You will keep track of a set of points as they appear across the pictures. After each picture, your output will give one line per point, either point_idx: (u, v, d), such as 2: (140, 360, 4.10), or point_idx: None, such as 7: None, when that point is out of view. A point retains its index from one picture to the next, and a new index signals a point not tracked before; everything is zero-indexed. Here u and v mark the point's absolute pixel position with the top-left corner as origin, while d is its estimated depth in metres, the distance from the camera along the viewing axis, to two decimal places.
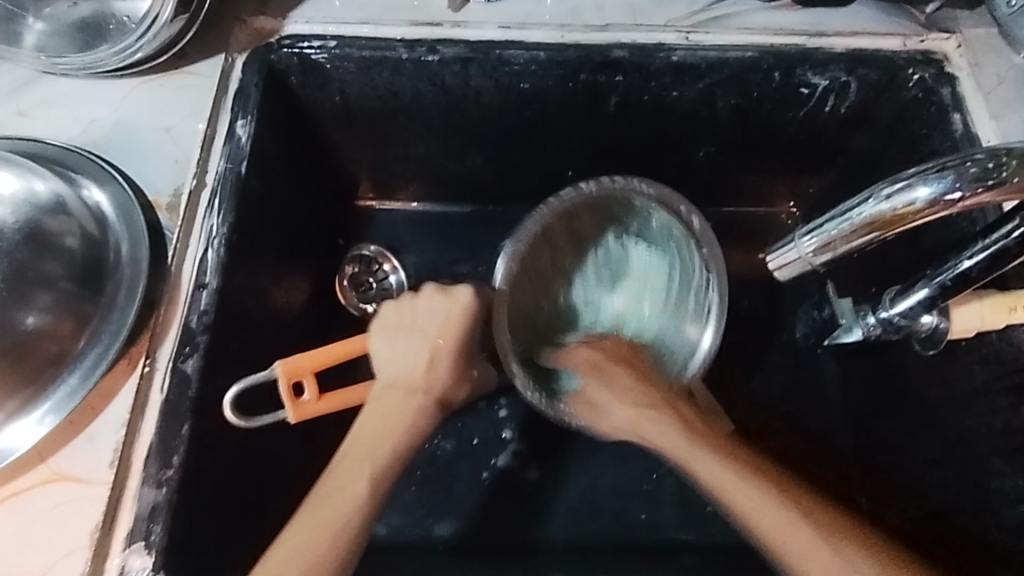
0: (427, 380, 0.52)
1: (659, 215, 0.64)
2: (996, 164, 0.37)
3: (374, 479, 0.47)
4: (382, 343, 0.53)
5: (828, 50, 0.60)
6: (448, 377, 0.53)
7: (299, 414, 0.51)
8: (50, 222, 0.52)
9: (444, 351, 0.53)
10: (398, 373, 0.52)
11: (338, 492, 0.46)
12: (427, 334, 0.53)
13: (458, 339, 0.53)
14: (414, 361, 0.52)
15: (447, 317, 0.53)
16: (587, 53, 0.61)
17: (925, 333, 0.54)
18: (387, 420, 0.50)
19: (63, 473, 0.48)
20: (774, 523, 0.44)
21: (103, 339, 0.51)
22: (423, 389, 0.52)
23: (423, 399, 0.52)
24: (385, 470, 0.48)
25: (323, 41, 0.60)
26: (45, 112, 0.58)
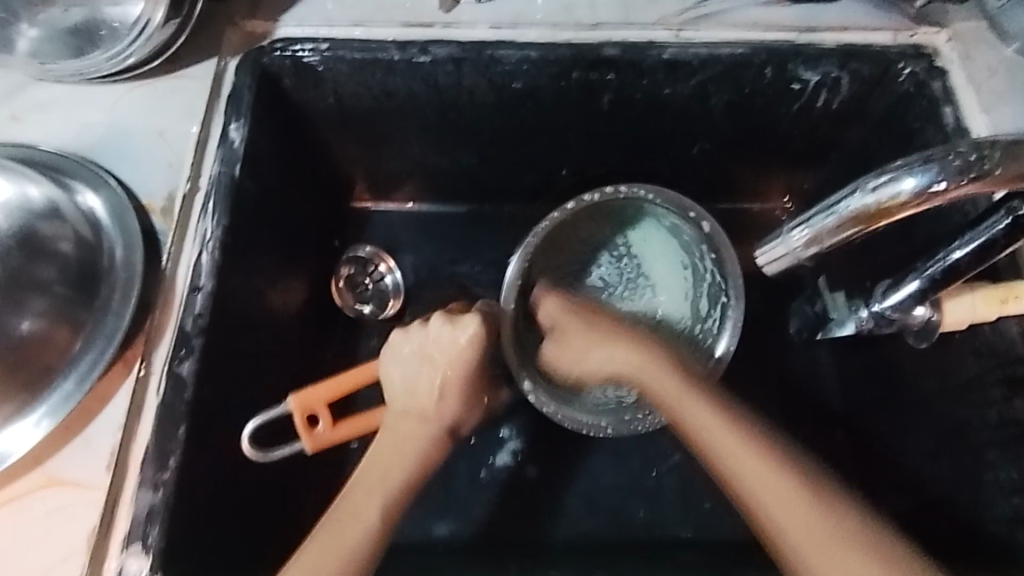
0: (439, 409, 0.53)
1: (666, 218, 0.65)
2: (979, 157, 0.38)
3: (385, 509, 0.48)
4: (395, 370, 0.53)
5: (819, 45, 0.60)
6: (462, 406, 0.53)
7: (316, 444, 0.54)
8: (44, 227, 0.53)
9: (456, 381, 0.52)
10: (413, 404, 0.52)
11: (348, 520, 0.47)
12: (440, 364, 0.52)
13: (473, 364, 0.53)
14: (428, 392, 0.52)
15: (458, 349, 0.52)
16: (579, 52, 0.61)
17: (918, 327, 0.53)
18: (401, 448, 0.51)
19: (60, 476, 0.48)
20: (779, 511, 0.43)
21: (98, 343, 0.51)
22: (435, 419, 0.52)
23: (438, 429, 0.52)
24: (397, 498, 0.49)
25: (315, 43, 0.61)
26: (39, 118, 0.58)
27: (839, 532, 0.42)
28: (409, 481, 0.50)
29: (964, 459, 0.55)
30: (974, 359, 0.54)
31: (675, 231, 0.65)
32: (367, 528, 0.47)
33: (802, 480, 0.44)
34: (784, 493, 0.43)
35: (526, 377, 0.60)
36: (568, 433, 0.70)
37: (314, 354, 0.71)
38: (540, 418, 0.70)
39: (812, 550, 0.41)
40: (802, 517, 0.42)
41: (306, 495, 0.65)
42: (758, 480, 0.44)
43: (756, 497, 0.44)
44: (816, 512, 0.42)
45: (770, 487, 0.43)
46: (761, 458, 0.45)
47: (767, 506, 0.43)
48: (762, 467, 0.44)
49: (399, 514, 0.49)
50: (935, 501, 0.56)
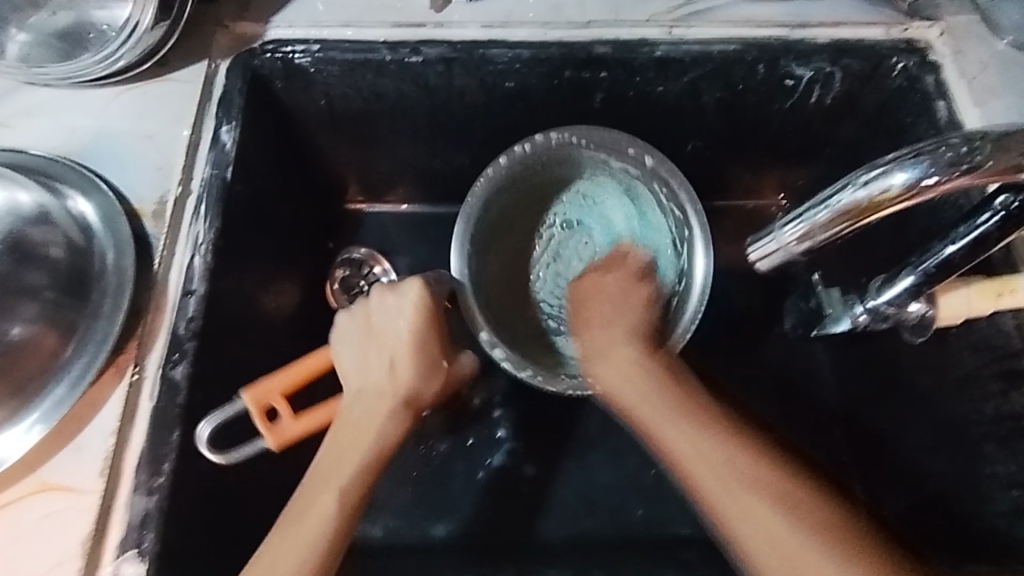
0: (396, 383, 0.52)
1: (614, 163, 0.63)
2: (970, 149, 0.38)
3: (343, 495, 0.47)
4: (347, 347, 0.53)
5: (812, 41, 0.60)
6: (418, 375, 0.53)
7: (277, 440, 0.51)
8: (34, 232, 0.52)
9: (413, 348, 0.53)
10: (366, 382, 0.52)
11: (306, 511, 0.46)
12: (389, 333, 0.53)
13: (421, 332, 0.53)
14: (380, 364, 0.52)
15: (400, 311, 0.53)
16: (571, 51, 0.61)
17: (914, 321, 0.54)
18: (363, 426, 0.50)
19: (53, 483, 0.47)
20: (763, 531, 0.42)
21: (89, 348, 0.51)
22: (391, 392, 0.52)
23: (397, 404, 0.51)
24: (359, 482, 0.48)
25: (306, 45, 0.60)
26: (27, 122, 0.58)
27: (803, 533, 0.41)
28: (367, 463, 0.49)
29: (961, 452, 0.55)
30: (971, 353, 0.54)
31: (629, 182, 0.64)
32: (326, 520, 0.45)
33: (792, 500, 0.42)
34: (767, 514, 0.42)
35: (495, 347, 0.59)
36: (565, 433, 0.70)
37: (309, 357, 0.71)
38: (537, 419, 0.70)
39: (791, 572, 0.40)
40: (766, 514, 0.42)
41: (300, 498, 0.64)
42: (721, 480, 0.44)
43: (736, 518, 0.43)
44: (803, 534, 0.41)
45: (733, 480, 0.43)
46: (728, 459, 0.44)
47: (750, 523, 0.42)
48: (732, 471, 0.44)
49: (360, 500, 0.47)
50: (934, 496, 0.56)
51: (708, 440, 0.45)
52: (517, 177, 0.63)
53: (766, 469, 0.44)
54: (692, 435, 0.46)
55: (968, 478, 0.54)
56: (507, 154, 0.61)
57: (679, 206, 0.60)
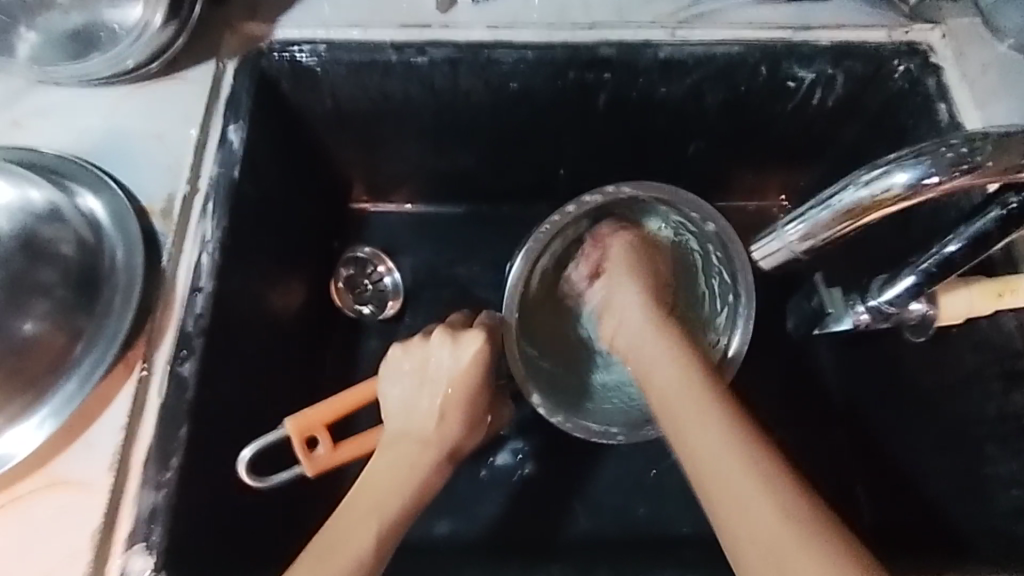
0: (443, 431, 0.51)
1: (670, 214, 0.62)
2: (971, 149, 0.38)
3: (377, 540, 0.46)
4: (393, 387, 0.52)
5: (814, 43, 0.61)
6: (462, 426, 0.52)
7: (316, 469, 0.53)
8: (44, 230, 0.53)
9: (457, 399, 0.52)
10: (411, 425, 0.51)
11: (340, 548, 0.45)
12: (440, 381, 0.52)
13: (471, 383, 0.52)
14: (428, 410, 0.51)
15: (459, 361, 0.51)
16: (575, 52, 0.61)
17: (916, 321, 0.54)
18: (399, 472, 0.49)
19: (63, 477, 0.48)
20: (747, 515, 0.39)
21: (100, 344, 0.51)
22: (436, 442, 0.51)
23: (439, 453, 0.51)
24: (392, 526, 0.47)
25: (313, 45, 0.61)
26: (38, 121, 0.59)
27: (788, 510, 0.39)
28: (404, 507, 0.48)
29: (961, 452, 0.55)
30: (972, 353, 0.54)
31: (678, 241, 0.64)
32: (356, 560, 0.44)
33: (783, 478, 0.40)
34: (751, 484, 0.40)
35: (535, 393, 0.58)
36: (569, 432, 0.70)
37: (315, 356, 0.71)
38: (541, 418, 0.70)
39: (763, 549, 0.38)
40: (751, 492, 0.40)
41: (306, 496, 0.65)
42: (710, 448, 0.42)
43: (721, 488, 0.41)
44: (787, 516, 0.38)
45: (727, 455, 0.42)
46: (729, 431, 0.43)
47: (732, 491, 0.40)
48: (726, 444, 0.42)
49: (393, 539, 0.47)
50: (934, 496, 0.57)
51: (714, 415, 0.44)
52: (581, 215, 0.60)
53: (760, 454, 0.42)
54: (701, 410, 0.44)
55: (969, 477, 0.54)
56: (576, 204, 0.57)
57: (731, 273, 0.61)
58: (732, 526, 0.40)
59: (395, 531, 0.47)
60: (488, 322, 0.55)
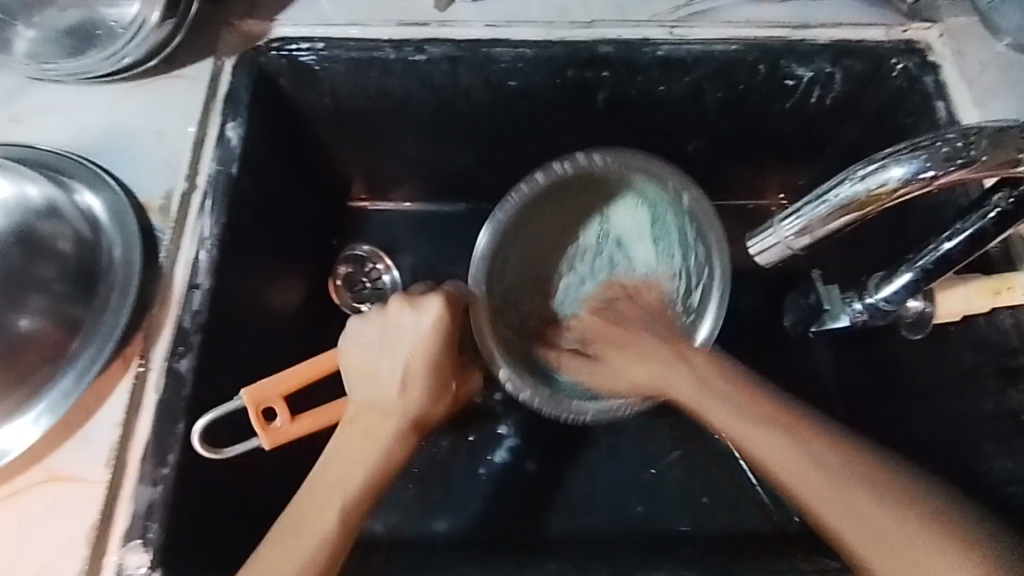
0: (405, 402, 0.50)
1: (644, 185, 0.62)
2: (966, 144, 0.38)
3: (343, 516, 0.46)
4: (355, 352, 0.51)
5: (813, 41, 0.61)
6: (427, 394, 0.51)
7: (273, 440, 0.51)
8: (42, 226, 0.54)
9: (420, 366, 0.51)
10: (374, 396, 0.50)
11: (304, 528, 0.45)
12: (404, 347, 0.51)
13: (431, 351, 0.51)
14: (391, 377, 0.50)
15: (419, 330, 0.50)
16: (574, 50, 0.61)
17: (912, 318, 0.54)
18: (364, 446, 0.49)
19: (60, 472, 0.48)
20: (859, 535, 0.42)
21: (97, 340, 0.51)
22: (398, 413, 0.50)
23: (403, 424, 0.50)
24: (357, 501, 0.47)
25: (312, 43, 0.61)
26: (37, 118, 0.59)
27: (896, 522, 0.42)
28: (370, 478, 0.48)
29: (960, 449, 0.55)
30: (970, 351, 0.54)
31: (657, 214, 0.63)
32: (321, 537, 0.45)
33: (866, 472, 0.44)
34: (848, 495, 0.43)
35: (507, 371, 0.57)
36: (566, 430, 0.70)
37: (313, 354, 0.71)
38: (539, 416, 0.70)
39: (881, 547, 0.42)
40: (857, 510, 0.43)
41: None
42: (799, 468, 0.44)
43: (817, 496, 0.44)
44: (902, 524, 0.42)
45: (817, 474, 0.44)
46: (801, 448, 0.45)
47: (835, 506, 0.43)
48: (809, 465, 0.44)
49: (360, 514, 0.47)
50: None
51: (780, 437, 0.46)
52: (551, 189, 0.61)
53: (845, 462, 0.44)
54: (766, 436, 0.46)
55: (966, 475, 0.54)
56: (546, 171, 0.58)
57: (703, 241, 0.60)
58: (865, 548, 0.42)
59: (361, 507, 0.47)
60: (456, 287, 0.55)
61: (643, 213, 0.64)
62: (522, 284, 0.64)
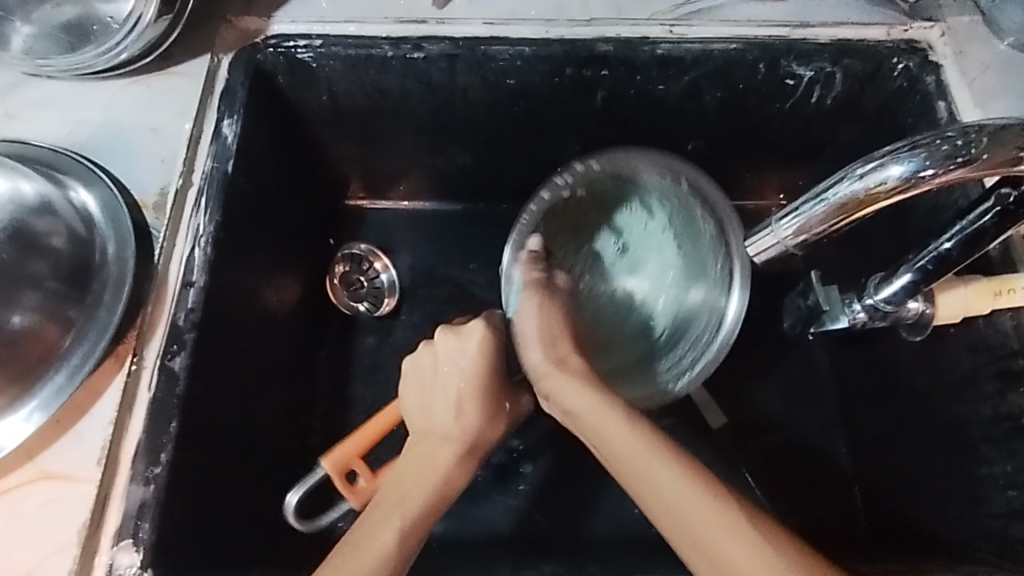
0: (461, 426, 0.51)
1: (650, 183, 0.63)
2: (966, 142, 0.38)
3: (402, 536, 0.44)
4: (411, 396, 0.54)
5: (813, 40, 0.60)
6: (482, 420, 0.52)
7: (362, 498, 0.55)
8: (37, 223, 0.53)
9: (472, 390, 0.52)
10: (432, 423, 0.52)
11: (362, 545, 0.43)
12: (455, 375, 0.52)
13: (483, 374, 0.52)
14: (446, 406, 0.52)
15: (466, 357, 0.52)
16: (572, 48, 0.61)
17: (911, 320, 0.54)
18: (423, 470, 0.49)
19: (52, 471, 0.48)
20: None
21: (90, 336, 0.51)
22: (457, 436, 0.51)
23: (462, 449, 0.50)
24: (416, 523, 0.45)
25: (309, 39, 0.61)
26: (32, 114, 0.59)
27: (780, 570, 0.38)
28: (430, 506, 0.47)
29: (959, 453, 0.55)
30: (968, 354, 0.54)
31: (674, 204, 0.63)
32: (380, 556, 0.42)
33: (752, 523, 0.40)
34: (721, 547, 0.39)
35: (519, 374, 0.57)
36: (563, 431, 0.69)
37: (309, 353, 0.71)
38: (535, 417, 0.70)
39: None
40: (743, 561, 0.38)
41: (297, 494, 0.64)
42: (695, 510, 0.40)
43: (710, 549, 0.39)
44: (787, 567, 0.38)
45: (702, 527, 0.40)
46: (704, 491, 0.41)
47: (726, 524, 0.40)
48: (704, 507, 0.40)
49: (420, 537, 0.45)
50: (933, 497, 0.56)
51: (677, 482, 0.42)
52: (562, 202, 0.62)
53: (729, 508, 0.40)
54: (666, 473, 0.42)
55: (965, 479, 0.53)
56: (550, 187, 0.60)
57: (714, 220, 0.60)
58: None
59: (421, 529, 0.45)
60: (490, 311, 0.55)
61: (648, 215, 0.65)
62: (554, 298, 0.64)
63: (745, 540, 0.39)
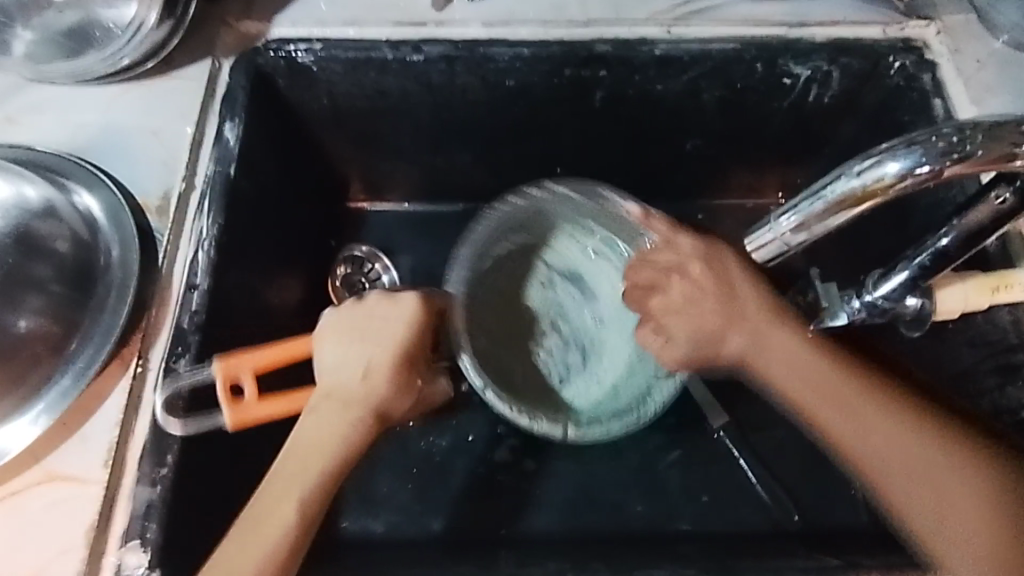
0: (368, 390, 0.48)
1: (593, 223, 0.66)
2: (962, 138, 0.38)
3: (301, 512, 0.43)
4: (329, 348, 0.49)
5: (809, 40, 0.61)
6: (391, 385, 0.49)
7: (239, 418, 0.48)
8: (39, 226, 0.54)
9: (387, 357, 0.49)
10: (338, 384, 0.48)
11: (261, 524, 0.42)
12: (380, 339, 0.50)
13: (397, 343, 0.50)
14: (355, 371, 0.49)
15: (390, 324, 0.51)
16: (571, 49, 0.61)
17: (911, 314, 0.53)
18: (318, 434, 0.46)
19: (59, 472, 0.48)
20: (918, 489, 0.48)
21: (95, 339, 0.52)
22: (363, 399, 0.48)
23: (364, 413, 0.47)
24: (315, 494, 0.44)
25: (309, 43, 0.61)
26: (33, 119, 0.59)
27: (944, 467, 0.48)
28: (326, 471, 0.45)
29: None
30: None
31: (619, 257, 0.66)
32: (282, 529, 0.42)
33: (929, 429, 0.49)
34: (907, 456, 0.49)
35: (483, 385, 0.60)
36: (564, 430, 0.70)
37: None
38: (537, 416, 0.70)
39: (930, 504, 0.48)
40: (918, 458, 0.48)
41: None
42: (869, 427, 0.50)
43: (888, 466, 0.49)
44: (955, 476, 0.48)
45: (881, 439, 0.49)
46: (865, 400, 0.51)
47: (908, 498, 0.48)
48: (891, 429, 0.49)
49: (318, 509, 0.43)
50: None
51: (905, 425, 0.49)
52: (518, 231, 0.67)
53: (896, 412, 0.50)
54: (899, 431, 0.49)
55: None
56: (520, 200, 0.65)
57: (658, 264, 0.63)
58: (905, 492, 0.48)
59: (321, 503, 0.44)
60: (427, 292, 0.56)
61: (596, 248, 0.67)
62: (512, 338, 0.67)
63: (924, 449, 0.49)
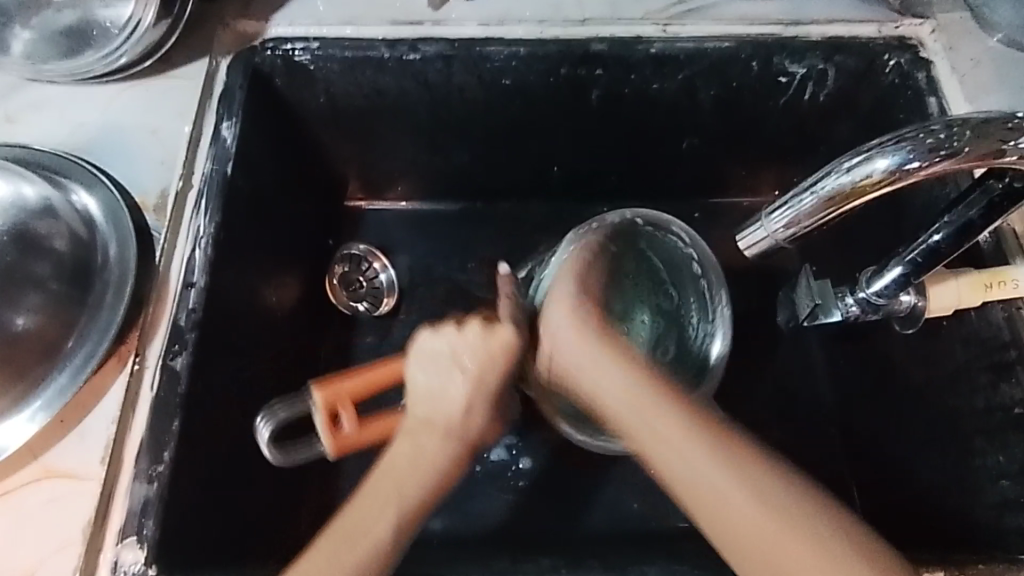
0: (465, 422, 0.50)
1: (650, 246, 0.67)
2: (949, 135, 0.39)
3: (398, 515, 0.47)
4: (421, 374, 0.51)
5: (804, 39, 0.61)
6: (486, 419, 0.51)
7: (339, 445, 0.53)
8: (37, 225, 0.53)
9: (481, 389, 0.50)
10: (435, 414, 0.50)
11: (361, 530, 0.46)
12: (466, 370, 0.50)
13: (488, 379, 0.50)
14: (451, 401, 0.50)
15: (481, 355, 0.50)
16: (567, 48, 0.62)
17: (905, 312, 0.55)
18: (416, 459, 0.49)
19: (56, 469, 0.48)
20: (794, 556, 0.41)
21: (92, 338, 0.52)
22: (457, 432, 0.50)
23: (459, 446, 0.50)
24: (414, 506, 0.48)
25: (306, 42, 0.62)
26: (32, 118, 0.59)
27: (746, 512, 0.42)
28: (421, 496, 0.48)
29: (953, 443, 0.55)
30: (961, 346, 0.55)
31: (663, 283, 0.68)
32: (379, 535, 0.46)
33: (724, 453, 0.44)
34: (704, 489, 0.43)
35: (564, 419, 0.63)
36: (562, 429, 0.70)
37: (311, 354, 0.71)
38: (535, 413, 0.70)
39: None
40: (736, 504, 0.42)
41: (299, 492, 0.65)
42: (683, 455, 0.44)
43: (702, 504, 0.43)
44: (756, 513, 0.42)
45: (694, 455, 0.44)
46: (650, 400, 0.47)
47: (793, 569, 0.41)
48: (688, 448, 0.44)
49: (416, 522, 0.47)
50: (928, 489, 0.56)
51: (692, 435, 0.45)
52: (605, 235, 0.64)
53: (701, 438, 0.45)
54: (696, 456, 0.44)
55: (960, 471, 0.54)
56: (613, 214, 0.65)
57: (699, 284, 0.67)
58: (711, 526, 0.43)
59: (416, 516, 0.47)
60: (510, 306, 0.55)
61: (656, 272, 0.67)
62: None
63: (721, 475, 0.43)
